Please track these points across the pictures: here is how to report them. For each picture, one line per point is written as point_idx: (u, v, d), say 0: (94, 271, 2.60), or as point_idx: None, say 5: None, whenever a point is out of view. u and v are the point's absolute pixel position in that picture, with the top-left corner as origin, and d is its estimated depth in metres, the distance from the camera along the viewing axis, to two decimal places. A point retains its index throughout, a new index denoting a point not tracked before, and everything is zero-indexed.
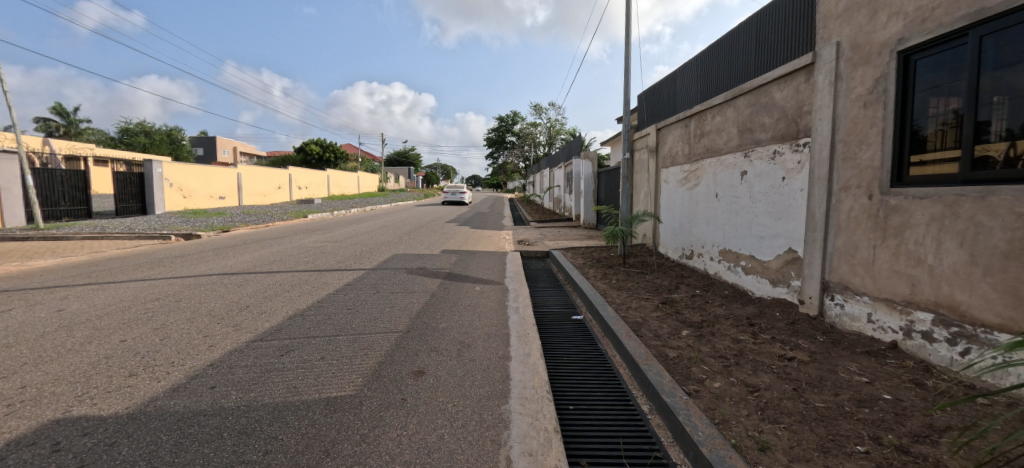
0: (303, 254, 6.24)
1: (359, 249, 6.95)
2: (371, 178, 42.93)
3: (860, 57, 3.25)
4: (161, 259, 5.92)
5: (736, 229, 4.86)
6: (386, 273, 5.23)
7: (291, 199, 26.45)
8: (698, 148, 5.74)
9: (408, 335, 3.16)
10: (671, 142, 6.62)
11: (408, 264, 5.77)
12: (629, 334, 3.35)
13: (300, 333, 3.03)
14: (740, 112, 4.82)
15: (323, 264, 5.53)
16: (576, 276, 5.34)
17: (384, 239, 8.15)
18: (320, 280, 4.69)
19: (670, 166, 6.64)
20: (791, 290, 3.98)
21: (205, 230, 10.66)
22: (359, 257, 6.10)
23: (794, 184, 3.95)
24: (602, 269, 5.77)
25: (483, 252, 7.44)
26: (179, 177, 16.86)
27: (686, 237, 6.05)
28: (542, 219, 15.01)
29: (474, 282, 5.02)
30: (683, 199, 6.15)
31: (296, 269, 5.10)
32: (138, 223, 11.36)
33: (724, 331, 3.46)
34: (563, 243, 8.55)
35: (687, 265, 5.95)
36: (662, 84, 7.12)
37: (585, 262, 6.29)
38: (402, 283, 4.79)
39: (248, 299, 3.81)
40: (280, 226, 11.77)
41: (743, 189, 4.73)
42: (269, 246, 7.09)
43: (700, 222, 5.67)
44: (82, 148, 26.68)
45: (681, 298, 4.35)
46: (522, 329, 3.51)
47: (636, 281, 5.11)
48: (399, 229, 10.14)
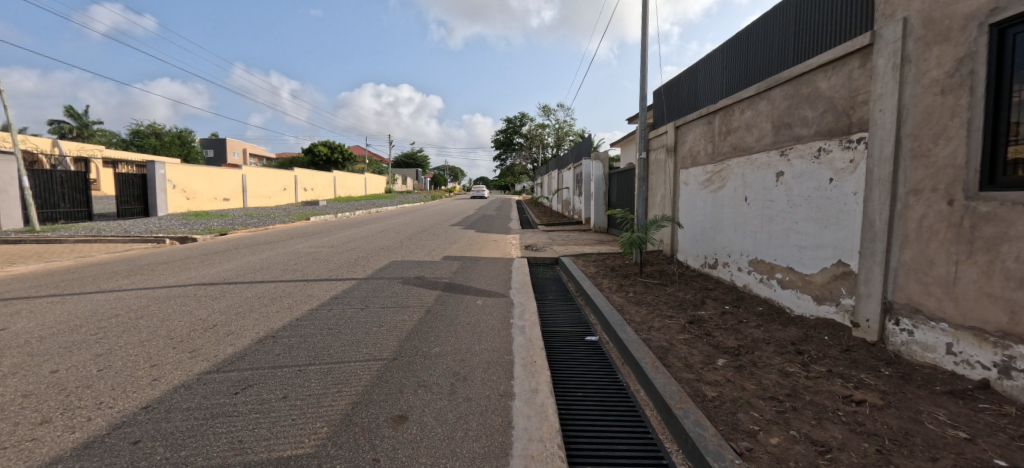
0: (294, 261, 5.82)
1: (355, 255, 6.52)
2: (378, 179, 42.73)
3: (935, 34, 2.71)
4: (142, 266, 5.53)
5: (770, 237, 4.30)
6: (380, 284, 4.76)
7: (297, 201, 26.27)
8: (724, 147, 5.19)
9: (393, 364, 2.67)
10: (692, 141, 6.07)
11: (405, 273, 5.30)
12: (655, 363, 2.81)
13: (265, 363, 2.56)
14: (775, 105, 4.28)
15: (313, 273, 5.10)
16: (589, 289, 4.82)
17: (383, 244, 7.70)
18: (305, 291, 4.24)
19: (690, 167, 6.09)
20: (841, 310, 3.42)
21: (202, 233, 10.34)
22: (353, 265, 5.66)
23: (846, 186, 3.40)
24: (617, 280, 5.24)
25: (487, 258, 6.95)
26: (182, 178, 16.69)
27: (709, 245, 5.49)
28: (550, 222, 14.44)
29: (476, 295, 4.53)
30: (706, 202, 5.60)
31: (281, 279, 4.66)
32: (136, 225, 11.11)
33: (769, 361, 2.91)
34: (573, 249, 8.02)
35: (710, 276, 5.39)
36: (681, 79, 6.57)
37: (597, 271, 5.77)
38: (396, 296, 4.32)
39: (218, 317, 3.36)
40: (280, 229, 11.44)
41: (779, 192, 4.17)
42: (260, 251, 6.69)
43: (726, 228, 5.11)
44: (92, 150, 26.88)
45: (711, 316, 3.81)
46: (528, 355, 3.00)
47: (656, 294, 4.57)
48: (401, 232, 9.69)
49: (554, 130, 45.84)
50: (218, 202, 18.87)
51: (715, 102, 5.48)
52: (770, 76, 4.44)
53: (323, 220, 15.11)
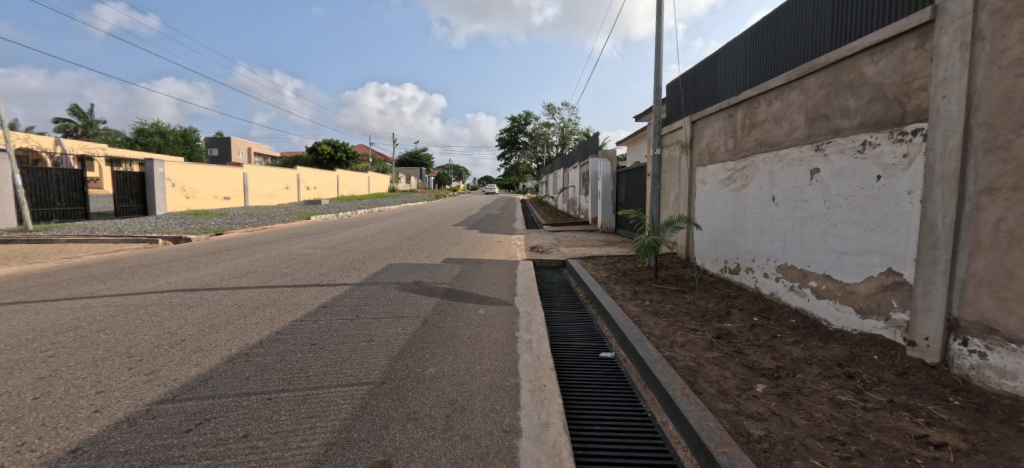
0: (285, 263, 5.48)
1: (351, 257, 6.18)
2: (382, 178, 42.47)
3: (1018, 4, 2.29)
4: (124, 269, 5.21)
5: (803, 241, 3.89)
6: (374, 290, 4.39)
7: (299, 200, 26.04)
8: (748, 142, 4.77)
9: (380, 391, 2.28)
10: (710, 136, 5.65)
11: (402, 278, 4.93)
12: (685, 390, 2.41)
13: (230, 389, 2.19)
14: (809, 96, 3.86)
15: (303, 278, 4.75)
16: (601, 296, 4.41)
17: (381, 245, 7.35)
18: (292, 299, 3.88)
19: (708, 164, 5.68)
20: (892, 325, 3.01)
21: (197, 233, 10.04)
22: (347, 268, 5.30)
23: (897, 185, 2.99)
24: (631, 286, 4.84)
25: (491, 261, 6.57)
26: (182, 177, 16.45)
27: (730, 248, 5.08)
28: (556, 222, 14.04)
29: (478, 303, 4.15)
30: (726, 202, 5.19)
31: (267, 285, 4.31)
32: (131, 225, 10.85)
33: (815, 387, 2.51)
34: (581, 251, 7.62)
35: (731, 282, 4.99)
36: (698, 70, 6.15)
37: (609, 276, 5.38)
38: (390, 303, 3.95)
39: (188, 330, 3.00)
40: (278, 228, 11.15)
41: (814, 191, 3.76)
42: (252, 253, 6.36)
43: (750, 231, 4.70)
44: (95, 148, 26.83)
45: (740, 329, 3.40)
46: (537, 377, 2.62)
47: (675, 303, 4.17)
48: (401, 233, 9.34)
49: (559, 128, 45.36)
50: (218, 201, 18.64)
51: (737, 94, 5.06)
52: (802, 63, 4.02)
53: (324, 219, 14.82)
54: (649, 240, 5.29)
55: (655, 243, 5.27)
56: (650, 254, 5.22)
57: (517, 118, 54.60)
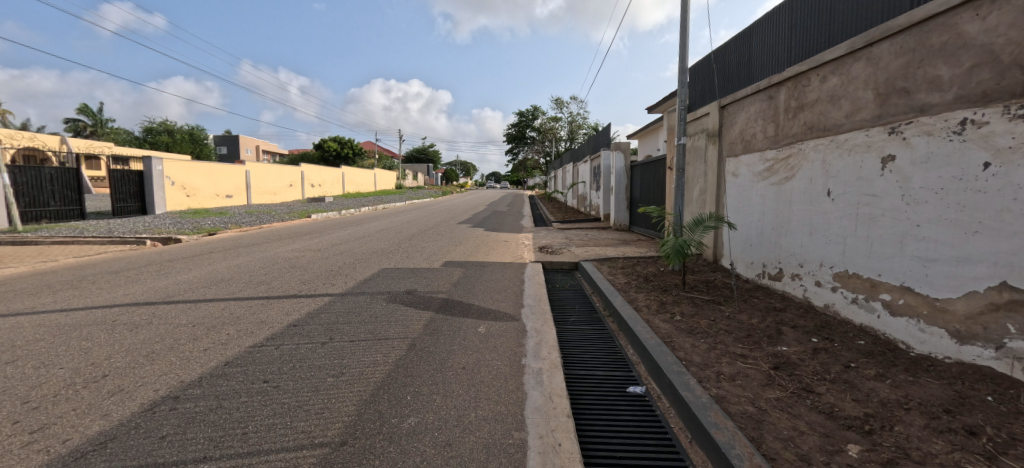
0: (266, 268, 4.92)
1: (341, 260, 5.61)
2: (387, 175, 41.98)
3: None
4: (87, 275, 4.70)
5: (871, 245, 3.20)
6: (359, 301, 3.80)
7: (303, 197, 25.71)
8: (794, 127, 4.07)
9: (335, 458, 1.68)
10: (743, 122, 4.95)
11: (393, 286, 4.34)
12: (751, 454, 1.75)
13: (129, 461, 1.60)
14: (881, 67, 3.15)
15: (281, 286, 4.19)
16: (622, 310, 3.76)
17: (377, 247, 6.77)
18: (259, 314, 3.30)
19: (742, 154, 4.97)
20: (1005, 356, 2.31)
21: (189, 233, 9.60)
22: (334, 274, 4.72)
23: (1016, 174, 2.28)
24: (655, 295, 4.19)
25: (495, 264, 5.95)
26: (182, 175, 16.12)
27: (770, 251, 4.39)
28: (565, 219, 13.36)
29: (477, 317, 3.53)
30: (765, 198, 4.50)
31: (236, 297, 3.74)
32: (122, 226, 10.45)
33: (927, 449, 1.83)
34: (595, 252, 6.96)
35: (773, 290, 4.31)
36: (728, 48, 5.42)
37: (629, 282, 4.73)
38: (374, 318, 3.36)
39: (117, 361, 2.43)
40: (274, 228, 10.68)
41: (888, 183, 3.06)
42: (234, 256, 5.83)
43: (797, 231, 4.01)
44: (101, 147, 26.79)
45: (801, 357, 2.73)
46: (549, 429, 1.98)
47: (712, 317, 3.51)
48: (401, 232, 8.77)
49: (568, 123, 44.44)
50: (220, 200, 18.29)
51: (779, 72, 4.34)
52: (870, 29, 3.30)
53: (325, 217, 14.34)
54: (679, 243, 4.58)
55: (686, 246, 4.57)
56: (682, 261, 4.53)
57: (525, 113, 53.62)
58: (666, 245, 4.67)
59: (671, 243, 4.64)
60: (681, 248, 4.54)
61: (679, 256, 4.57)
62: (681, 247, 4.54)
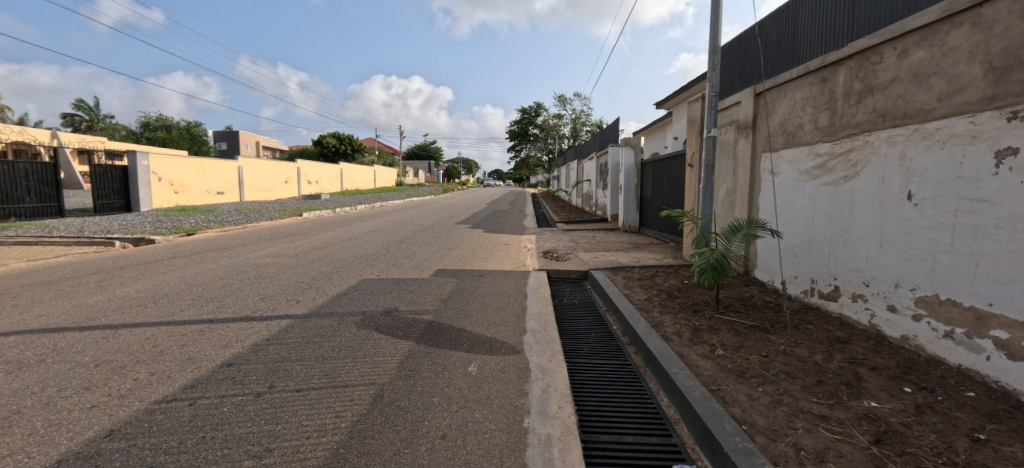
0: (226, 278, 4.22)
1: (316, 267, 4.90)
2: (387, 172, 41.35)
3: None
4: (13, 287, 4.01)
5: (978, 264, 2.45)
6: (323, 324, 3.08)
7: (300, 194, 25.05)
8: (859, 114, 3.32)
9: None
10: (786, 111, 4.20)
11: (371, 304, 3.62)
12: None
13: None
14: (994, 32, 2.40)
15: (234, 303, 3.48)
16: (649, 340, 3.03)
17: (362, 251, 6.06)
18: (188, 347, 2.59)
19: (783, 148, 4.22)
20: None
21: (165, 233, 8.93)
22: (302, 287, 4.02)
23: None
24: (685, 317, 3.46)
25: (493, 272, 5.23)
26: (169, 170, 15.46)
27: (824, 265, 3.66)
28: (570, 220, 12.61)
29: (468, 349, 2.81)
30: (817, 201, 3.75)
31: (171, 320, 3.03)
32: (98, 224, 9.80)
33: None
34: (605, 259, 6.22)
35: (828, 312, 3.57)
36: (767, 26, 4.67)
37: (651, 300, 3.99)
38: (337, 351, 2.64)
39: None
40: (259, 227, 10.00)
41: (1005, 183, 2.30)
42: (198, 262, 5.14)
43: (862, 242, 3.28)
44: (94, 142, 26.22)
45: (905, 422, 1.98)
46: None
47: (764, 353, 2.78)
48: (393, 234, 8.05)
49: (571, 119, 43.52)
50: (210, 196, 17.63)
51: (837, 49, 3.59)
52: None
53: (318, 216, 13.65)
54: (716, 259, 3.76)
55: (724, 262, 3.74)
56: (718, 280, 3.69)
57: (527, 109, 52.64)
58: (699, 260, 3.87)
59: (705, 258, 3.82)
60: (719, 265, 3.71)
61: (716, 274, 3.74)
62: (718, 263, 3.72)
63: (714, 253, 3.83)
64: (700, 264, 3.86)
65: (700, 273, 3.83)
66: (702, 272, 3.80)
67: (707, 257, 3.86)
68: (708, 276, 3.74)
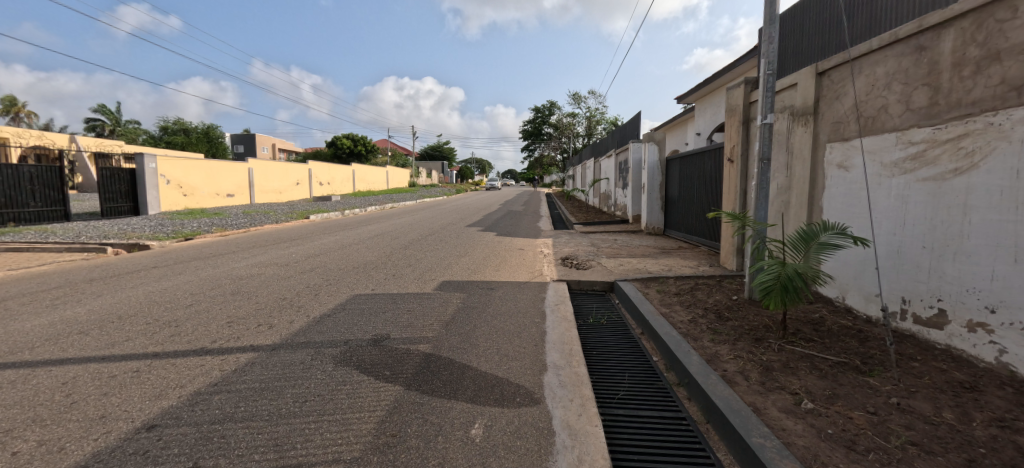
0: (197, 295, 3.65)
1: (304, 279, 4.31)
2: (400, 172, 41.21)
3: None
4: None
5: None
6: (293, 359, 2.47)
7: (311, 195, 24.84)
8: (981, 87, 2.54)
9: None
10: (862, 90, 3.42)
11: (357, 329, 3.00)
12: None
13: None
14: None
15: (194, 328, 2.91)
16: (709, 384, 2.30)
17: (360, 259, 5.46)
18: (108, 398, 1.99)
19: (860, 136, 3.44)
20: None
21: (163, 237, 8.55)
22: (281, 307, 3.41)
23: None
24: (747, 348, 2.75)
25: (505, 284, 4.56)
26: (178, 173, 15.28)
27: (922, 281, 2.88)
28: (588, 221, 11.82)
29: (471, 399, 2.15)
30: (911, 202, 2.97)
31: (105, 354, 2.45)
32: (97, 229, 9.49)
33: None
34: (632, 268, 5.49)
35: (931, 343, 2.80)
36: None
37: (698, 323, 3.27)
38: (299, 402, 2.01)
39: None
40: (261, 230, 9.58)
41: None
42: (177, 273, 4.62)
43: (982, 255, 2.49)
44: (112, 146, 26.58)
45: None
46: None
47: (870, 409, 2.05)
48: (398, 238, 7.46)
49: (586, 117, 42.49)
50: (219, 198, 17.42)
51: (941, 7, 2.83)
52: None
53: (324, 218, 13.17)
54: (789, 275, 2.76)
55: (800, 279, 2.74)
56: (788, 305, 2.73)
57: (540, 107, 51.72)
58: (763, 274, 2.88)
59: (772, 273, 2.83)
60: (791, 285, 2.72)
61: (785, 295, 2.75)
62: (790, 281, 2.73)
63: (784, 266, 2.83)
64: (762, 279, 2.87)
65: (762, 290, 2.85)
66: (766, 290, 2.82)
67: (773, 271, 2.87)
68: (774, 298, 2.77)
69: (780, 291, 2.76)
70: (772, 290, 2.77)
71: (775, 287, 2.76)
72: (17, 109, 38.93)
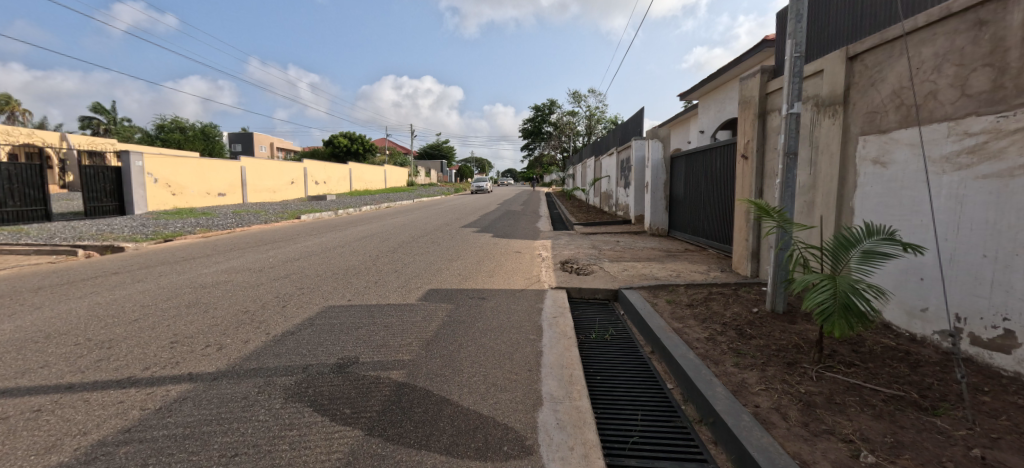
0: (148, 308, 3.23)
1: (274, 287, 3.89)
2: (399, 172, 40.83)
3: None
4: None
5: None
6: (235, 393, 2.04)
7: (307, 195, 24.42)
8: None
9: None
10: (904, 75, 3.00)
11: (322, 350, 2.58)
12: None
13: None
14: None
15: (128, 351, 2.48)
16: (741, 426, 1.86)
17: (342, 263, 5.04)
18: None
19: (901, 128, 3.00)
20: None
21: (141, 239, 8.13)
22: (239, 322, 2.98)
23: None
24: (780, 376, 2.32)
25: (499, 293, 4.14)
26: (166, 171, 14.85)
27: (982, 296, 2.44)
28: (588, 221, 11.39)
29: (446, 449, 1.71)
30: (969, 203, 2.53)
31: (5, 387, 2.02)
32: (75, 230, 9.10)
33: None
34: (637, 273, 5.06)
35: (997, 370, 2.36)
36: None
37: (717, 342, 2.84)
38: (226, 455, 1.58)
39: None
40: (246, 231, 9.15)
41: None
42: (136, 280, 4.19)
43: None
44: (104, 144, 26.17)
45: None
46: None
47: (949, 465, 1.61)
48: (388, 240, 7.04)
49: (586, 116, 42.02)
50: (210, 198, 17.00)
51: None
52: None
53: (316, 218, 12.75)
54: (849, 288, 2.10)
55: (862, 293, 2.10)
56: (858, 330, 2.04)
57: (540, 106, 51.23)
58: (812, 293, 2.19)
59: (823, 289, 2.16)
60: (859, 301, 2.05)
61: (852, 316, 2.07)
62: (855, 295, 2.07)
63: (835, 279, 2.19)
64: (814, 299, 2.17)
65: (817, 315, 2.14)
66: (824, 314, 2.12)
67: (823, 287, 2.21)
68: (840, 321, 2.05)
69: (845, 312, 2.06)
70: (836, 311, 2.06)
71: (838, 306, 2.07)
72: (10, 108, 38.47)
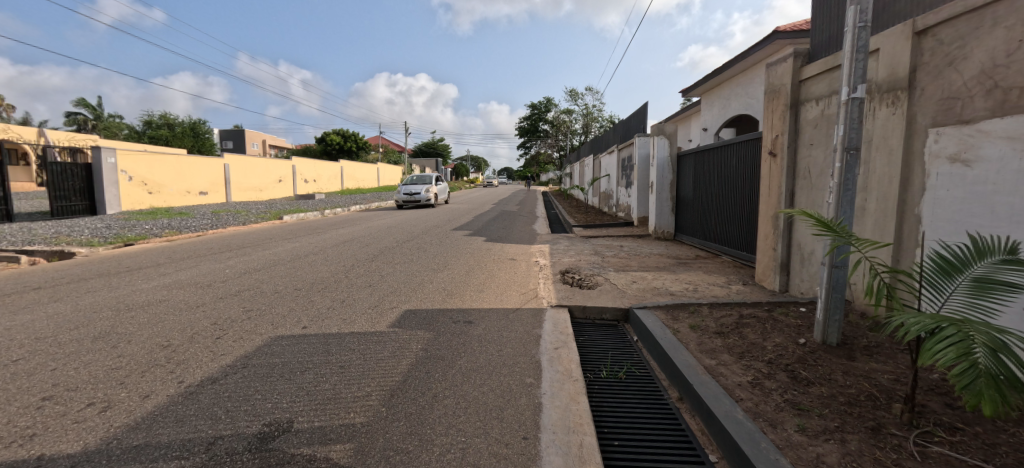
0: (40, 342, 2.54)
1: (215, 310, 3.21)
2: (392, 170, 40.14)
3: None
4: None
5: None
6: None
7: (295, 193, 23.64)
8: None
9: None
10: (998, 49, 2.35)
11: (244, 410, 1.90)
12: None
13: None
14: None
15: None
16: None
17: (309, 275, 4.37)
18: None
19: (995, 116, 2.35)
20: None
21: (100, 242, 7.43)
22: (150, 364, 2.31)
23: None
24: (870, 454, 1.66)
25: (489, 314, 3.48)
26: (141, 169, 14.06)
27: None
28: (588, 223, 10.75)
29: None
30: None
31: None
32: (31, 232, 8.36)
33: None
34: (649, 287, 4.41)
35: None
36: None
37: (767, 391, 2.18)
38: None
39: None
40: (220, 234, 8.46)
41: None
42: (54, 298, 3.50)
43: None
44: (85, 140, 25.27)
45: None
46: None
47: None
48: (369, 245, 6.36)
49: (583, 114, 41.46)
50: (191, 196, 16.22)
51: None
52: None
53: (300, 219, 12.04)
54: (987, 336, 1.37)
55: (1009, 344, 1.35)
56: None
57: (535, 104, 50.59)
58: (938, 353, 1.42)
59: (948, 345, 1.41)
60: (1013, 354, 1.30)
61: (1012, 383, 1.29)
62: (1000, 344, 1.33)
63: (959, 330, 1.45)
64: (940, 357, 1.41)
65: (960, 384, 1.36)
66: (969, 382, 1.34)
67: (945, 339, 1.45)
68: (1000, 387, 1.27)
69: (1001, 372, 1.29)
70: (986, 369, 1.30)
71: (986, 360, 1.31)
72: None
